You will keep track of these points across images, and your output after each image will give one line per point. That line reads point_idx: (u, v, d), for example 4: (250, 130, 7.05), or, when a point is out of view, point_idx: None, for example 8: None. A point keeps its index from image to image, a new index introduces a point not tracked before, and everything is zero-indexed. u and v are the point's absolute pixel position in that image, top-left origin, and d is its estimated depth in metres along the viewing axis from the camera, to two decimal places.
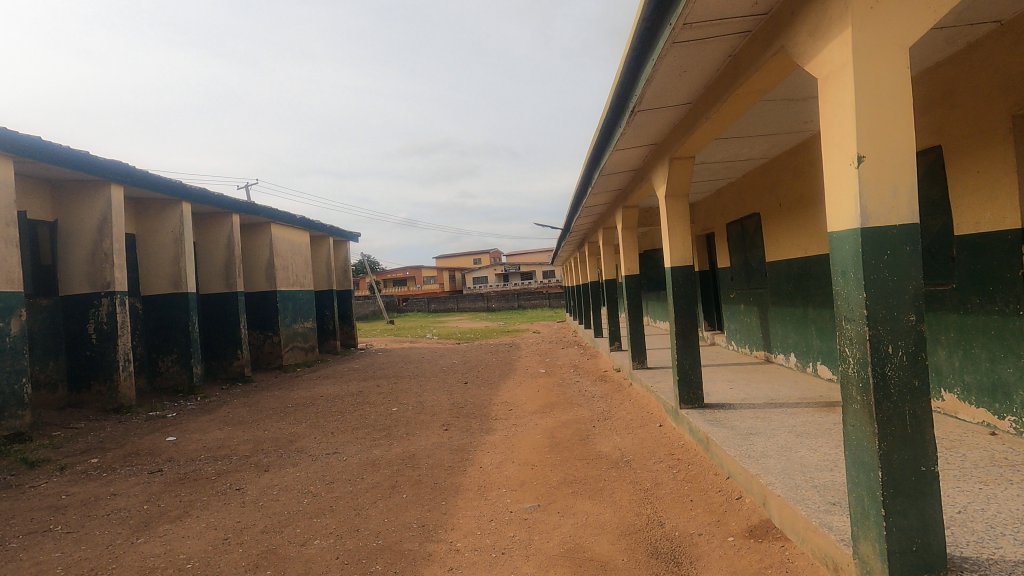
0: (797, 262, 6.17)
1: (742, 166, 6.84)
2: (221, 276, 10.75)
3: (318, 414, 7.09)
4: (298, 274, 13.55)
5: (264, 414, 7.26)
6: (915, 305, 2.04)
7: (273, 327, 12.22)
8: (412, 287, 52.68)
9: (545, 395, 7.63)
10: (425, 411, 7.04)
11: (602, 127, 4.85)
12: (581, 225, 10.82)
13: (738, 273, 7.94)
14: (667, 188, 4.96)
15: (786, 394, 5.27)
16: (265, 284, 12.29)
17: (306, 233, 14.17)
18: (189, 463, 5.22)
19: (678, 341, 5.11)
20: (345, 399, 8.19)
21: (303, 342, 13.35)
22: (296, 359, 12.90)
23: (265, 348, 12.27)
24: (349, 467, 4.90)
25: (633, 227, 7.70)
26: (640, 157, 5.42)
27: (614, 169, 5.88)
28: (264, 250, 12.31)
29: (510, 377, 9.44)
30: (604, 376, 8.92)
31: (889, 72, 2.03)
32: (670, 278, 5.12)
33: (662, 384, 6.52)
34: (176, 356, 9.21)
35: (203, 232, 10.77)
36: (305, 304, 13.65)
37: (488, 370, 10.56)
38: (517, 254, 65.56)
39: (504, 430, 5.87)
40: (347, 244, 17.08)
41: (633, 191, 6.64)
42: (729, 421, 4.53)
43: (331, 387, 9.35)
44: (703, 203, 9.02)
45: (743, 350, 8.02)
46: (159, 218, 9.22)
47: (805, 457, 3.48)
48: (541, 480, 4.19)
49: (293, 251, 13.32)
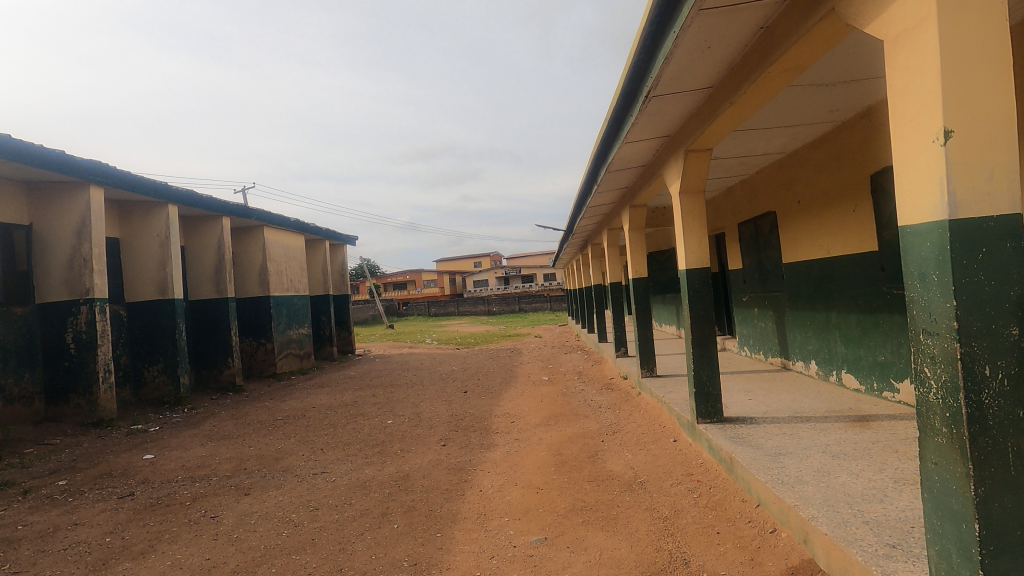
0: (819, 263, 5.76)
1: (757, 161, 6.44)
2: (211, 281, 10.35)
3: (308, 429, 6.68)
4: (293, 279, 13.15)
5: (251, 428, 6.84)
6: (1019, 315, 1.63)
7: (267, 334, 11.83)
8: (412, 291, 52.30)
9: (548, 405, 7.23)
10: (422, 424, 6.62)
11: (611, 117, 4.45)
12: (585, 226, 10.42)
13: (751, 275, 7.53)
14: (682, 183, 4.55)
15: (811, 406, 4.87)
16: (258, 289, 11.90)
17: (300, 236, 13.78)
18: (164, 485, 4.81)
19: (695, 350, 4.69)
20: (338, 411, 7.78)
21: (298, 349, 12.96)
22: (290, 367, 12.49)
23: (258, 356, 11.88)
24: (337, 490, 4.49)
25: (640, 227, 7.29)
26: (651, 151, 5.02)
27: (623, 165, 5.48)
28: (257, 255, 11.91)
29: (511, 386, 9.03)
30: (610, 384, 8.51)
31: (983, 26, 1.62)
32: (686, 281, 4.72)
33: (675, 394, 6.11)
34: (162, 366, 8.81)
35: (192, 235, 10.37)
36: (300, 309, 13.27)
37: (488, 377, 10.14)
38: (518, 258, 65.06)
39: (506, 446, 5.47)
40: (344, 248, 16.69)
41: (641, 189, 6.22)
42: (755, 439, 4.11)
43: (325, 397, 8.94)
44: (713, 203, 8.64)
45: (757, 356, 7.61)
46: (144, 221, 8.83)
47: (849, 485, 3.06)
48: (548, 508, 3.78)
49: (287, 255, 12.92)
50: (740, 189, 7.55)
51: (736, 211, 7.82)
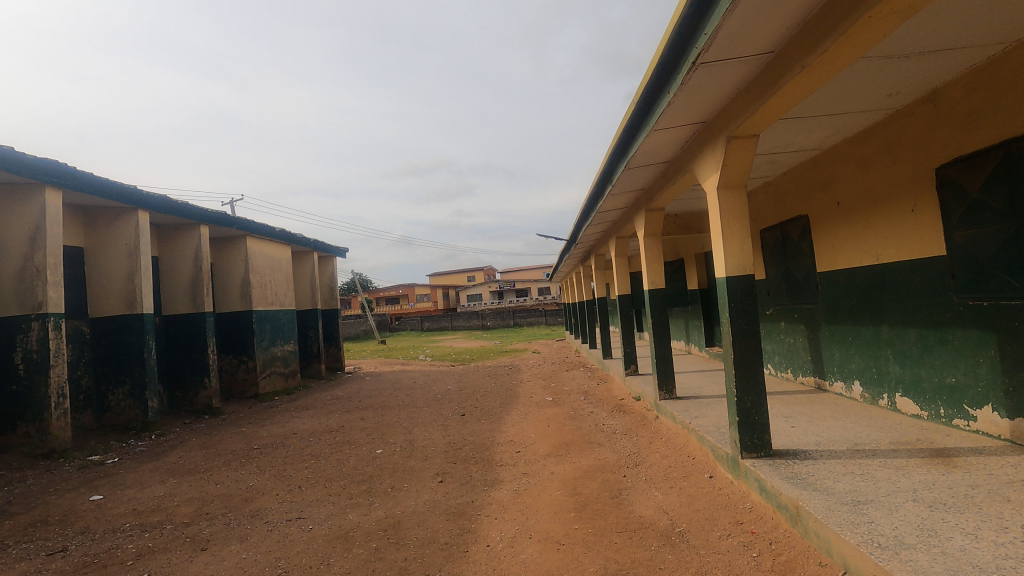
0: (864, 271, 5.12)
1: (787, 161, 5.84)
2: (187, 294, 9.58)
3: (286, 461, 5.89)
4: (278, 293, 12.38)
5: (222, 459, 6.05)
6: None
7: (248, 352, 11.03)
8: (405, 306, 51.47)
9: (557, 431, 6.50)
10: (416, 455, 5.87)
11: (642, 96, 3.82)
12: (590, 235, 9.77)
13: (777, 286, 6.89)
14: (722, 176, 3.91)
15: (870, 437, 4.17)
16: (240, 303, 11.13)
17: (287, 247, 13.05)
18: (107, 537, 4.02)
19: (737, 372, 3.99)
20: (322, 437, 7.00)
21: (283, 367, 12.15)
22: (274, 387, 11.67)
23: (239, 375, 11.08)
24: (313, 543, 3.73)
25: (656, 234, 6.62)
26: (681, 141, 4.39)
27: (645, 159, 4.85)
28: (239, 266, 11.16)
29: (513, 408, 8.29)
30: (621, 405, 7.80)
31: None
32: (725, 290, 4.04)
33: (702, 419, 5.41)
34: (128, 389, 8.01)
35: (168, 245, 9.62)
36: (285, 325, 12.48)
37: (487, 398, 9.39)
38: (512, 272, 64.27)
39: (514, 484, 4.73)
40: (333, 260, 15.94)
41: (663, 189, 5.56)
42: (819, 481, 3.40)
43: (308, 421, 8.14)
44: None
45: (784, 375, 6.95)
46: (111, 229, 8.08)
47: (974, 554, 2.35)
48: (573, 572, 3.04)
49: (272, 267, 12.16)
50: (762, 192, 6.96)
51: (758, 216, 7.22)
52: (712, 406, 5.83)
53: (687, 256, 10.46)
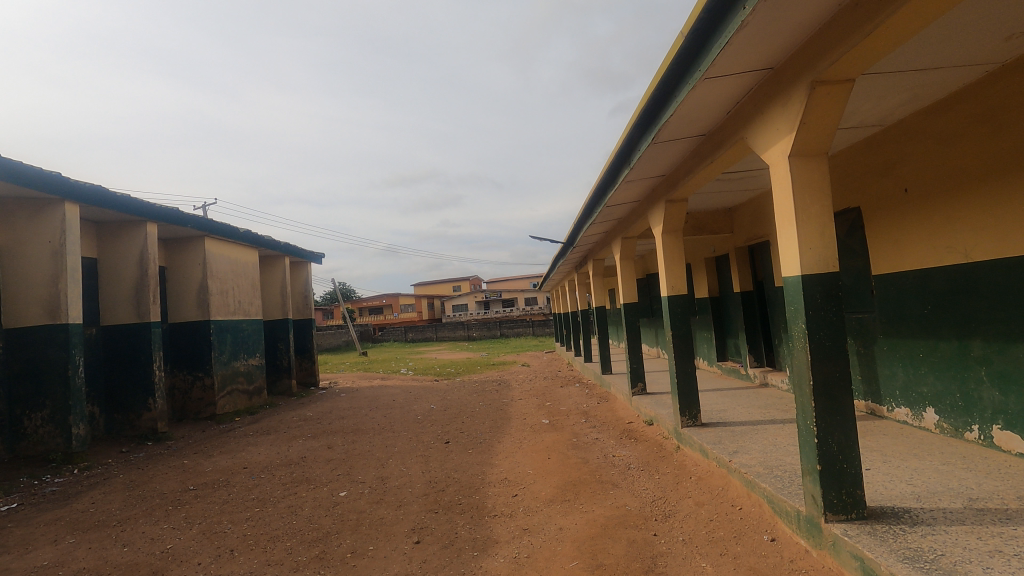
0: (944, 272, 4.15)
1: (837, 141, 4.90)
2: (130, 301, 8.35)
3: (226, 508, 4.72)
4: (242, 301, 11.14)
5: (145, 506, 4.84)
6: None
7: (205, 367, 9.79)
8: (388, 316, 50.11)
9: (560, 465, 5.41)
10: (388, 499, 4.74)
11: (699, 23, 2.83)
12: (592, 236, 8.77)
13: None
14: (799, 139, 2.92)
15: (985, 489, 3.16)
16: (196, 312, 9.91)
17: (254, 251, 11.82)
18: None
19: (819, 404, 2.95)
20: (278, 473, 5.82)
21: (246, 384, 10.91)
22: (235, 406, 10.42)
23: (193, 394, 9.82)
24: None
25: (677, 230, 5.61)
26: (735, 97, 3.41)
27: (682, 126, 3.85)
28: (195, 270, 9.95)
29: (505, 433, 7.20)
30: (631, 431, 6.75)
31: None
32: (799, 294, 3.01)
33: (744, 455, 4.38)
34: (48, 413, 6.73)
35: (109, 245, 8.40)
36: (249, 336, 11.25)
37: (475, 420, 8.27)
38: (498, 282, 63.21)
39: (512, 548, 3.62)
40: (307, 266, 14.72)
41: (693, 171, 4.58)
42: (959, 567, 2.35)
43: (266, 450, 6.94)
44: (753, 204, 7.20)
45: None
46: (31, 223, 6.85)
47: None
48: None
49: (235, 272, 10.94)
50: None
51: None
52: (751, 438, 4.79)
53: (695, 261, 9.53)
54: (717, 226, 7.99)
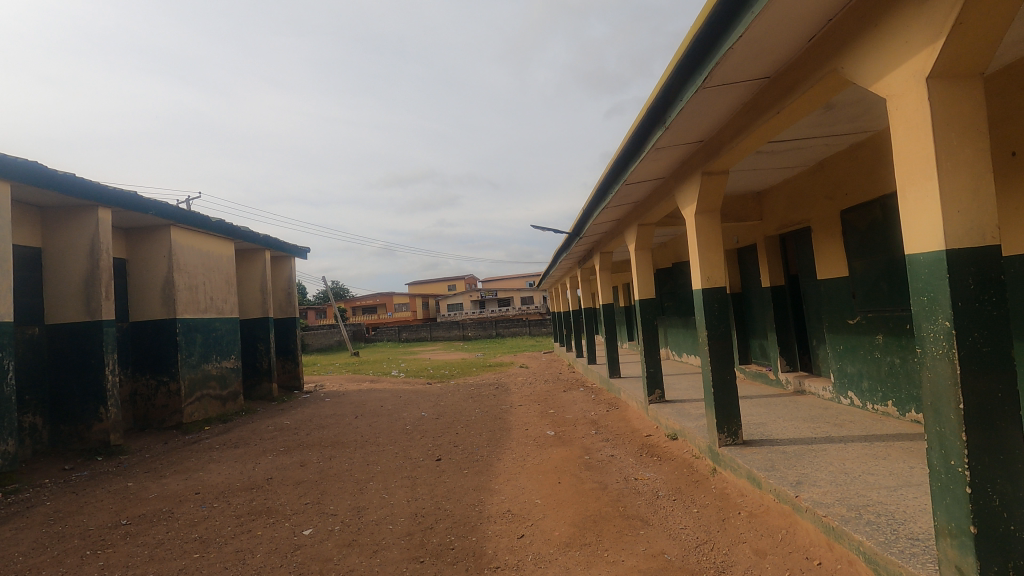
0: None
1: None
2: (79, 297, 7.35)
3: (157, 553, 3.75)
4: (215, 298, 10.14)
5: (57, 551, 3.87)
6: None
7: (170, 371, 8.82)
8: (381, 315, 49.10)
9: (573, 494, 4.47)
10: (362, 542, 3.79)
11: None
12: (602, 226, 7.86)
13: (876, 286, 5.01)
14: (948, 52, 2.01)
15: None
16: (161, 310, 8.91)
17: (230, 243, 10.80)
18: None
19: (974, 437, 2.03)
20: (235, 501, 4.85)
21: (218, 389, 9.93)
22: (205, 413, 9.44)
23: (157, 401, 8.84)
24: None
25: (713, 211, 4.68)
26: (832, 9, 2.51)
27: (749, 58, 2.95)
28: (160, 263, 8.95)
29: (505, 449, 6.26)
30: (651, 447, 5.83)
31: None
32: (937, 277, 2.10)
33: (812, 489, 3.46)
34: None
35: (54, 233, 7.40)
36: (223, 336, 10.25)
37: (470, 432, 7.33)
38: (493, 281, 62.33)
39: None
40: (291, 261, 13.72)
41: (746, 131, 3.67)
42: None
43: (228, 469, 5.98)
44: (790, 186, 6.32)
45: (884, 410, 5.05)
46: None
47: None
48: None
49: (207, 266, 9.93)
50: (845, 159, 5.22)
51: (841, 193, 5.39)
52: (812, 465, 3.87)
53: None
54: (744, 213, 7.09)
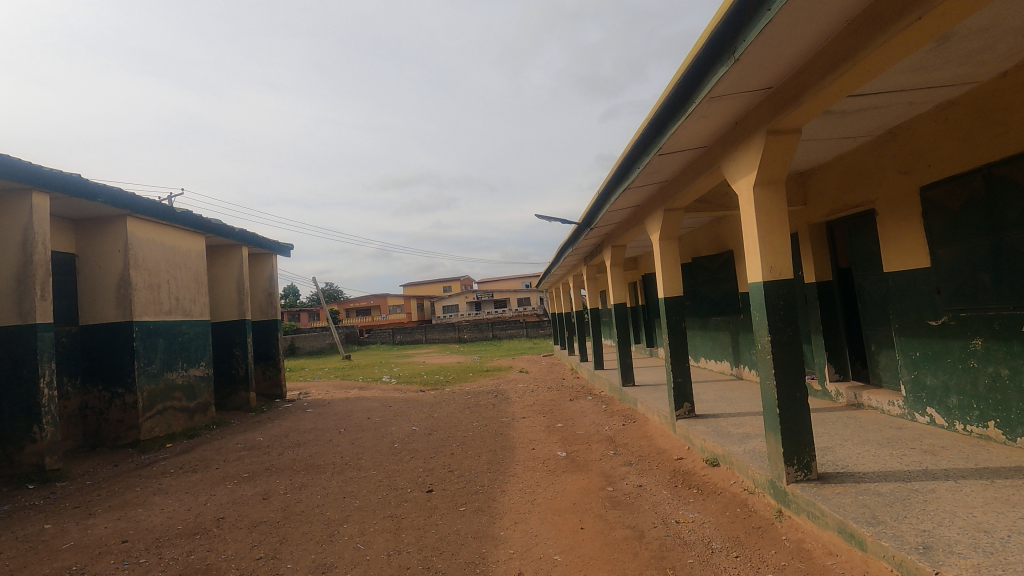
0: None
1: None
2: (9, 297, 6.28)
3: None
4: (181, 298, 9.07)
5: None
6: None
7: (126, 381, 7.77)
8: (375, 318, 47.98)
9: (602, 549, 3.46)
10: None
11: None
12: (617, 214, 6.87)
13: (975, 278, 4.03)
14: None
15: None
16: (116, 312, 7.86)
17: (200, 238, 9.73)
18: None
19: None
20: (168, 555, 3.81)
21: (185, 400, 8.87)
22: (168, 428, 8.38)
23: (110, 415, 7.78)
24: None
25: (777, 183, 3.68)
26: None
27: None
28: (114, 259, 7.90)
29: (509, 478, 5.24)
30: (687, 477, 4.82)
31: None
32: None
33: (951, 557, 2.46)
34: None
35: None
36: (191, 341, 9.19)
37: (467, 453, 6.31)
38: (489, 283, 61.30)
39: None
40: (273, 259, 12.66)
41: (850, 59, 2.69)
42: None
43: (174, 506, 4.93)
44: (844, 163, 5.34)
45: (983, 433, 4.07)
46: None
47: None
48: None
49: (172, 262, 8.86)
50: (928, 122, 4.25)
51: (921, 165, 4.41)
52: (930, 518, 2.87)
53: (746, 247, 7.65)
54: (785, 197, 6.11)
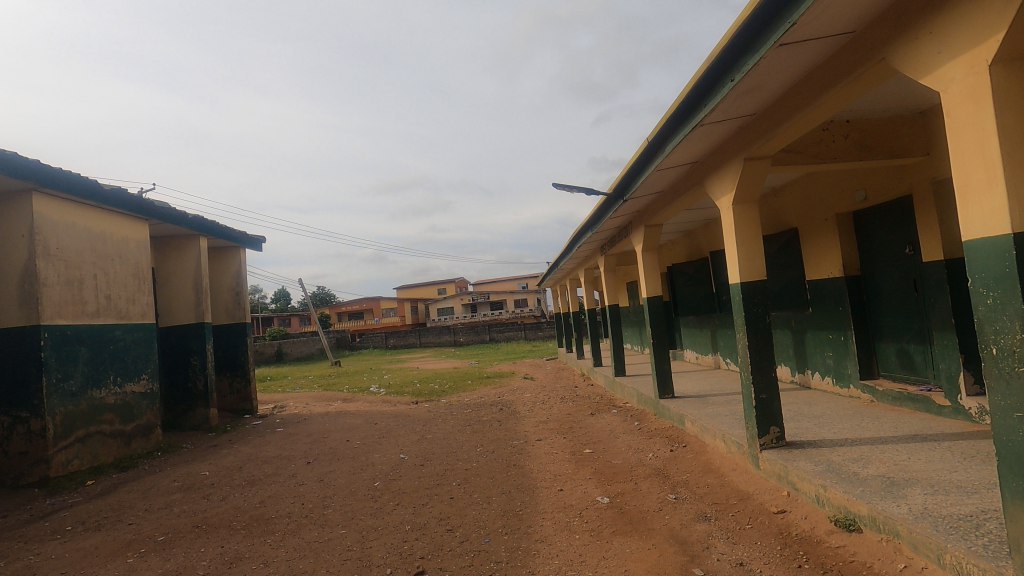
0: None
1: None
2: None
3: None
4: (115, 296, 7.37)
5: None
6: None
7: (31, 403, 6.06)
8: (367, 321, 46.16)
9: None
10: None
11: None
12: (667, 176, 5.26)
13: None
14: None
15: None
16: (19, 314, 6.14)
17: (142, 224, 8.02)
18: None
19: None
20: None
21: (117, 423, 7.14)
22: (92, 459, 6.66)
23: (11, 448, 6.05)
24: None
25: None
26: None
27: None
28: (18, 247, 6.19)
29: (536, 546, 3.56)
30: (810, 550, 3.17)
31: None
32: None
33: None
34: None
35: None
36: (129, 349, 7.49)
37: (472, 498, 4.63)
38: (484, 284, 59.61)
39: None
40: (241, 254, 10.95)
41: None
42: None
43: None
44: None
45: None
46: None
47: None
48: None
49: (101, 252, 7.16)
50: None
51: None
52: None
53: (823, 222, 6.05)
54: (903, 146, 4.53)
